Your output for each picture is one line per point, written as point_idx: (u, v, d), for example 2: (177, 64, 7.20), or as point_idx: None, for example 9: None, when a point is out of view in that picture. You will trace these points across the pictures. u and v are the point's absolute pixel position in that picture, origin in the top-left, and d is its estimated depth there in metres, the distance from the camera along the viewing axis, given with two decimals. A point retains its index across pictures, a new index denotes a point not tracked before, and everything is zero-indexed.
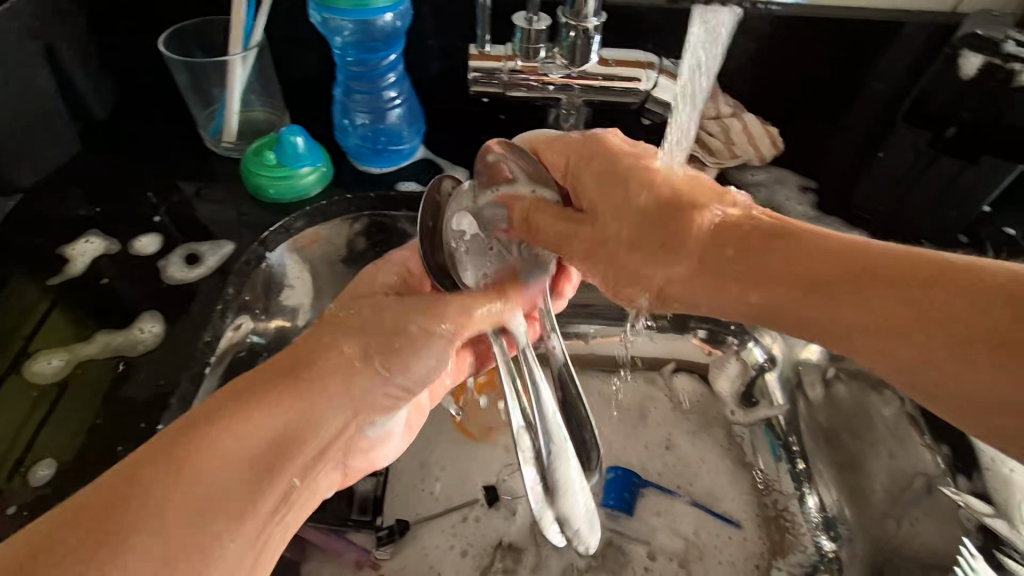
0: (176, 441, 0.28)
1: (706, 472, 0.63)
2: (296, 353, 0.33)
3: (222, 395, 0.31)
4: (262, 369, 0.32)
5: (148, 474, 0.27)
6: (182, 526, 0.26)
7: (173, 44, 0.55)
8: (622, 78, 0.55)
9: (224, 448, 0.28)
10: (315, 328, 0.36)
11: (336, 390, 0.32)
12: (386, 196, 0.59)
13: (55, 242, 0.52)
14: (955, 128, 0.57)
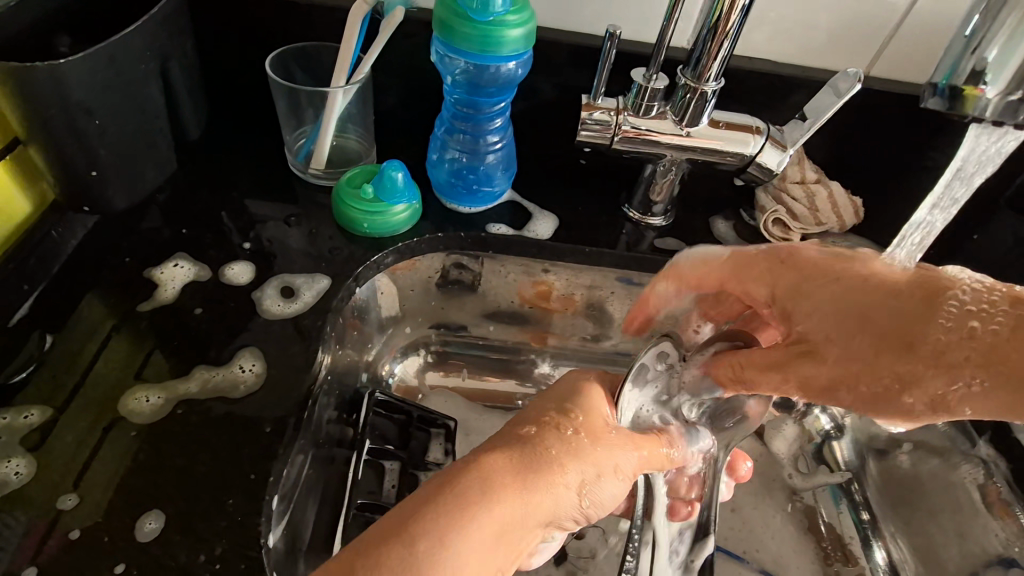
0: (431, 531, 0.29)
1: (771, 539, 0.60)
2: (526, 457, 0.34)
3: (462, 484, 0.31)
4: (499, 461, 0.33)
5: (407, 564, 0.27)
6: None
7: (279, 66, 0.55)
8: (729, 141, 0.55)
9: (473, 549, 0.29)
10: (537, 432, 0.36)
11: (548, 496, 0.33)
12: (477, 235, 0.58)
13: (142, 264, 0.49)
14: None
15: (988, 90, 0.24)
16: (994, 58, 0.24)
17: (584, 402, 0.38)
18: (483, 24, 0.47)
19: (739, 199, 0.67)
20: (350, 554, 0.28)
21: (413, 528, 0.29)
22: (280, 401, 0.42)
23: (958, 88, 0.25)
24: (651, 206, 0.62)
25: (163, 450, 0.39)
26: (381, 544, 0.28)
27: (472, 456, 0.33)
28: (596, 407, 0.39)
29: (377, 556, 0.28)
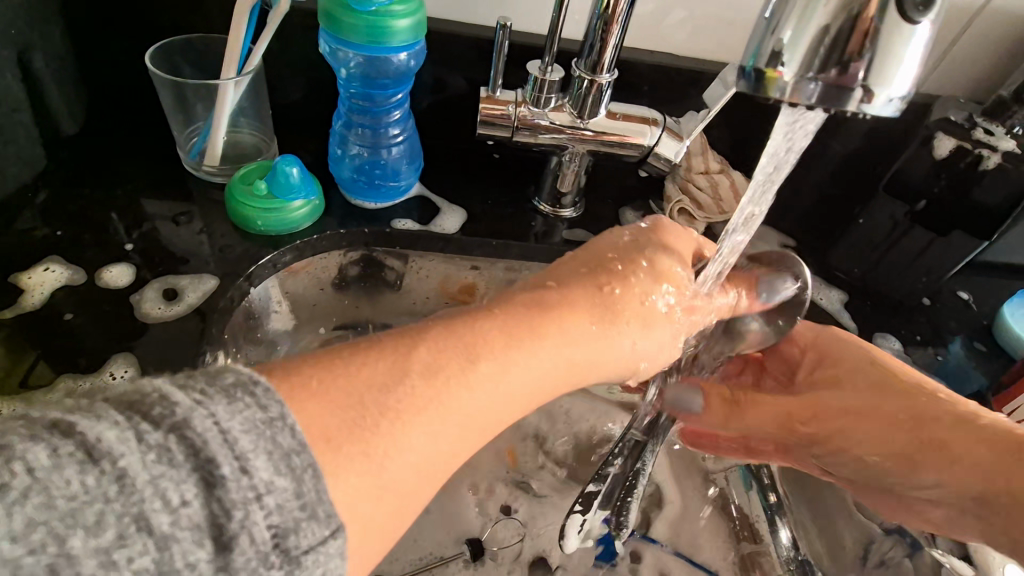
0: (490, 350, 0.32)
1: (684, 518, 0.62)
2: (609, 315, 0.36)
3: (529, 317, 0.34)
4: (583, 316, 0.35)
5: (465, 370, 0.30)
6: (422, 424, 0.28)
7: (160, 58, 0.52)
8: (627, 133, 0.56)
9: (517, 375, 0.32)
10: (623, 289, 0.37)
11: (609, 337, 0.36)
12: (382, 232, 0.56)
13: (8, 268, 0.46)
14: (926, 203, 0.56)
15: (784, 74, 0.22)
16: (787, 33, 0.22)
17: (665, 258, 0.40)
18: (368, 14, 0.46)
19: (647, 190, 0.68)
20: (412, 338, 0.30)
21: (476, 343, 0.31)
22: None
23: (760, 68, 0.23)
24: (560, 198, 0.63)
25: None
26: (447, 341, 0.31)
27: (559, 295, 0.36)
28: (674, 270, 0.40)
29: (443, 352, 0.30)
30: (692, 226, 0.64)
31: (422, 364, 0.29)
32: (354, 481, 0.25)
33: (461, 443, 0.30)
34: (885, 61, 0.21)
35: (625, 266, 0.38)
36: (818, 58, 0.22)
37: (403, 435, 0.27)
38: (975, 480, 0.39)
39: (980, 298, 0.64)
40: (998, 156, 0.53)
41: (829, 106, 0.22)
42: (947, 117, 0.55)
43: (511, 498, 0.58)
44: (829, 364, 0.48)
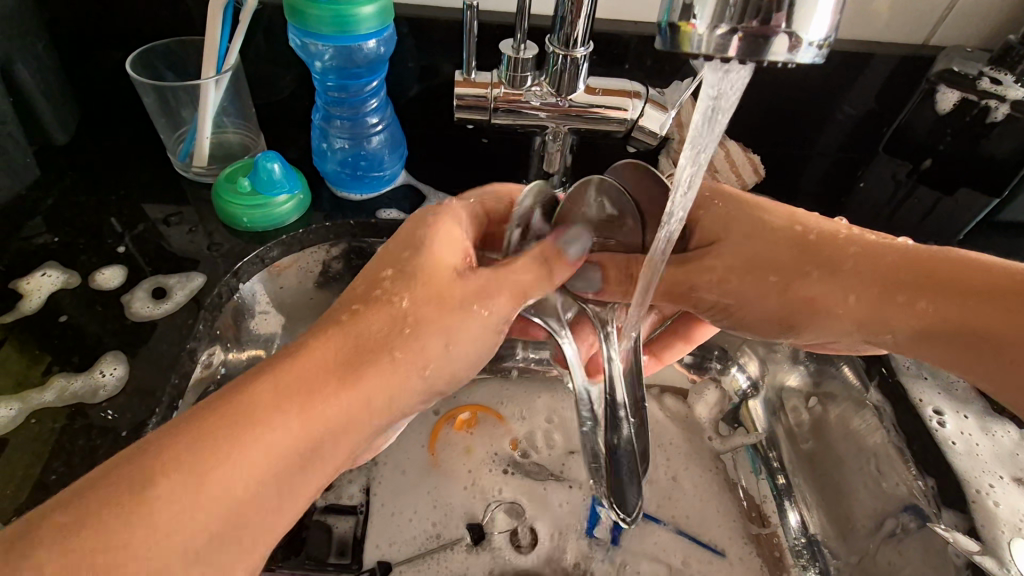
0: (188, 461, 0.28)
1: (697, 500, 0.58)
2: (370, 340, 0.34)
3: (243, 396, 0.30)
4: (321, 363, 0.32)
5: (148, 491, 0.26)
6: (125, 546, 0.25)
7: (140, 64, 0.53)
8: (608, 107, 0.55)
9: (237, 475, 0.28)
10: (366, 311, 0.35)
11: (376, 379, 0.33)
12: (366, 222, 0.57)
13: (8, 275, 0.49)
14: (931, 162, 0.54)
15: (697, 27, 0.22)
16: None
17: (435, 261, 0.37)
18: (330, 4, 0.45)
19: (639, 165, 0.66)
20: (115, 460, 0.27)
21: (177, 447, 0.28)
22: (141, 405, 0.42)
23: (674, 25, 0.22)
24: (548, 179, 0.61)
25: (12, 462, 0.39)
26: (134, 467, 0.27)
27: (284, 354, 0.33)
28: (435, 264, 0.37)
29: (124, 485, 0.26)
30: None
31: (94, 498, 0.26)
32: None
33: (198, 536, 0.27)
34: (803, 4, 0.21)
35: (382, 283, 0.36)
36: (730, 7, 0.21)
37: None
38: (904, 318, 0.38)
39: (1001, 261, 0.61)
40: (1007, 106, 0.49)
41: (749, 58, 0.22)
42: (950, 67, 0.50)
43: (513, 481, 0.58)
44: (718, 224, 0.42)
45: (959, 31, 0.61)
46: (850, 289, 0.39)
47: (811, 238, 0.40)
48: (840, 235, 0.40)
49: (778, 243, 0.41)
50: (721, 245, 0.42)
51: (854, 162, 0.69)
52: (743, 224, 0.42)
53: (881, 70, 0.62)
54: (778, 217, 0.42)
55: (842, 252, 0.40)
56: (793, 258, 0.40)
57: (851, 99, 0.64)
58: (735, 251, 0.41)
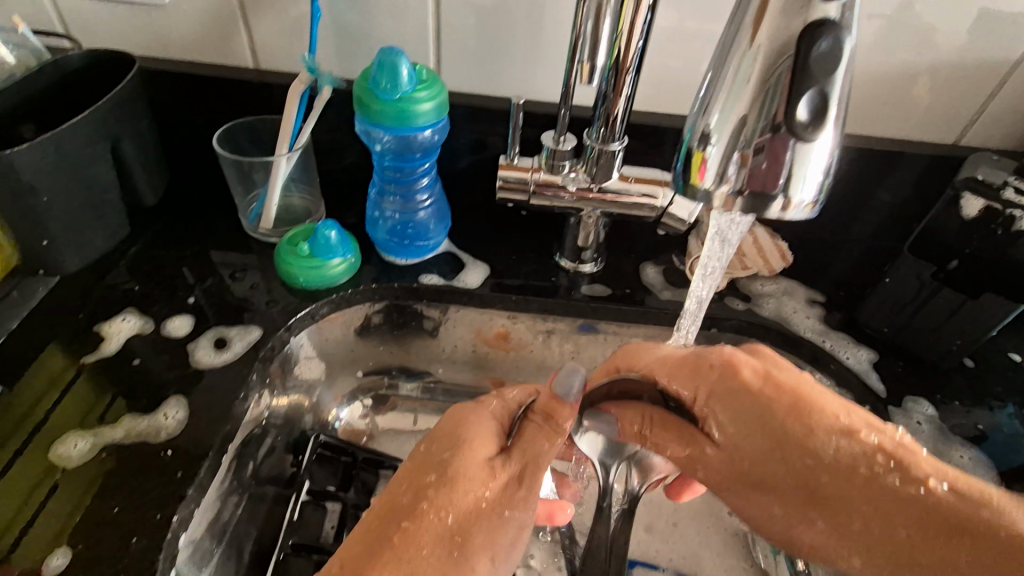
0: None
1: (710, 558, 0.61)
2: (406, 564, 0.39)
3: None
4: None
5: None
6: None
7: (224, 138, 0.61)
8: (639, 194, 0.59)
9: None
10: (414, 523, 0.40)
11: None
12: (409, 285, 0.62)
13: (93, 319, 0.55)
14: (957, 263, 0.55)
15: (708, 157, 0.32)
16: (715, 124, 0.32)
17: (462, 475, 0.42)
18: (393, 103, 0.51)
19: (669, 243, 0.70)
20: None
21: None
22: (195, 448, 0.46)
23: (693, 151, 0.33)
24: (581, 254, 0.65)
25: (80, 493, 0.43)
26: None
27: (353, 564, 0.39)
28: (467, 473, 0.42)
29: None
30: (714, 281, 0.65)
31: None
32: None
33: None
34: (796, 177, 0.30)
35: (415, 494, 0.41)
36: (737, 148, 0.31)
37: None
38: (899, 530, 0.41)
39: None
40: None
41: (753, 194, 0.31)
42: (974, 175, 0.53)
43: None
44: (761, 424, 0.45)
45: (989, 133, 0.64)
46: (854, 505, 0.42)
47: (823, 449, 0.43)
48: (865, 438, 0.43)
49: (786, 447, 0.44)
50: (728, 441, 0.46)
51: (885, 250, 0.70)
52: (752, 432, 0.45)
53: (911, 166, 0.64)
54: (788, 421, 0.44)
55: (848, 479, 0.43)
56: (797, 498, 0.44)
57: (882, 190, 0.66)
58: (737, 467, 0.46)
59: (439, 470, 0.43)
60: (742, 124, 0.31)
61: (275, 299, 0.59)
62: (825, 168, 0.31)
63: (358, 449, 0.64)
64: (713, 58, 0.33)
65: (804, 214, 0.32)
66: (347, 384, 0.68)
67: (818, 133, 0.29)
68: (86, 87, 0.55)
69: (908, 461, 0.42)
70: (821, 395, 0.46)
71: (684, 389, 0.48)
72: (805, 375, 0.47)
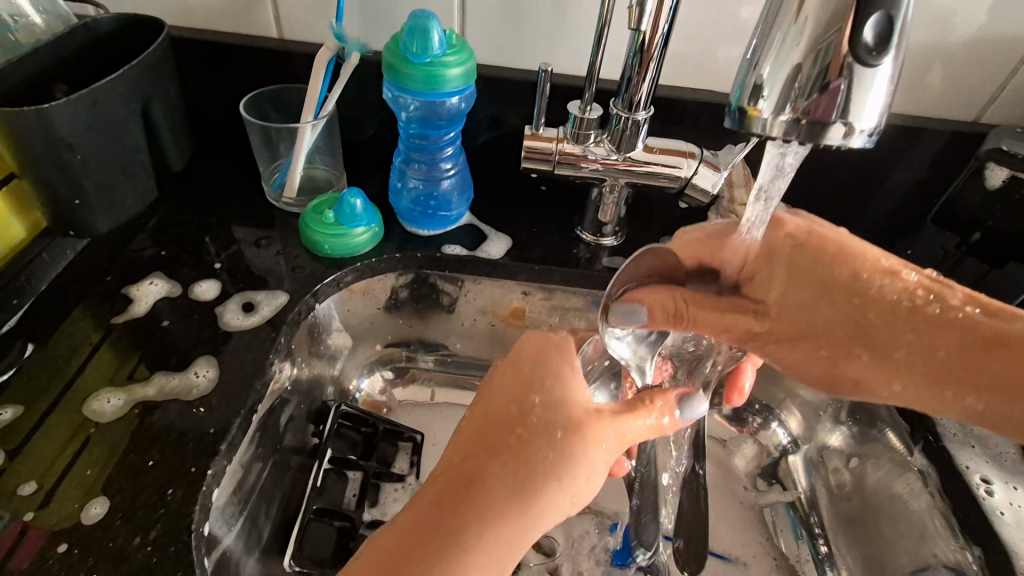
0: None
1: (727, 533, 0.60)
2: (528, 478, 0.37)
3: (443, 518, 0.35)
4: (494, 486, 0.36)
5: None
6: None
7: (250, 106, 0.61)
8: (663, 165, 0.59)
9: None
10: (525, 434, 0.38)
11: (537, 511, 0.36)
12: (433, 255, 0.62)
13: (121, 282, 0.55)
14: (980, 235, 0.57)
15: (762, 111, 0.32)
16: (767, 76, 0.32)
17: (559, 392, 0.39)
18: (423, 65, 0.51)
19: (689, 220, 0.70)
20: None
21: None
22: (228, 405, 0.46)
23: (745, 107, 0.32)
24: (602, 227, 0.66)
25: (116, 445, 0.44)
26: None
27: (463, 470, 0.37)
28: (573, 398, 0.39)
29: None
30: None
31: None
32: None
33: None
34: (854, 112, 0.30)
35: (519, 409, 0.38)
36: (792, 97, 0.31)
37: None
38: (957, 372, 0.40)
39: None
40: None
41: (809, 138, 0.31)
42: (999, 146, 0.53)
43: None
44: (801, 282, 0.40)
45: (1010, 111, 0.64)
46: (901, 345, 0.40)
47: (870, 290, 0.40)
48: (909, 278, 0.41)
49: (832, 292, 0.40)
50: (776, 312, 0.41)
51: (905, 230, 0.71)
52: (798, 285, 0.40)
53: (932, 144, 0.65)
54: (836, 267, 0.40)
55: (894, 313, 0.40)
56: (846, 337, 0.41)
57: (904, 168, 0.67)
58: (785, 323, 0.41)
59: (541, 389, 0.39)
60: (797, 71, 0.31)
61: (300, 266, 0.59)
62: (884, 104, 0.30)
63: (378, 420, 0.64)
64: (758, 25, 0.34)
65: (867, 148, 0.31)
66: (369, 356, 0.69)
67: (882, 57, 0.29)
68: (117, 50, 0.56)
69: (945, 292, 0.41)
70: (861, 243, 0.42)
71: (735, 255, 0.42)
72: (836, 226, 0.42)
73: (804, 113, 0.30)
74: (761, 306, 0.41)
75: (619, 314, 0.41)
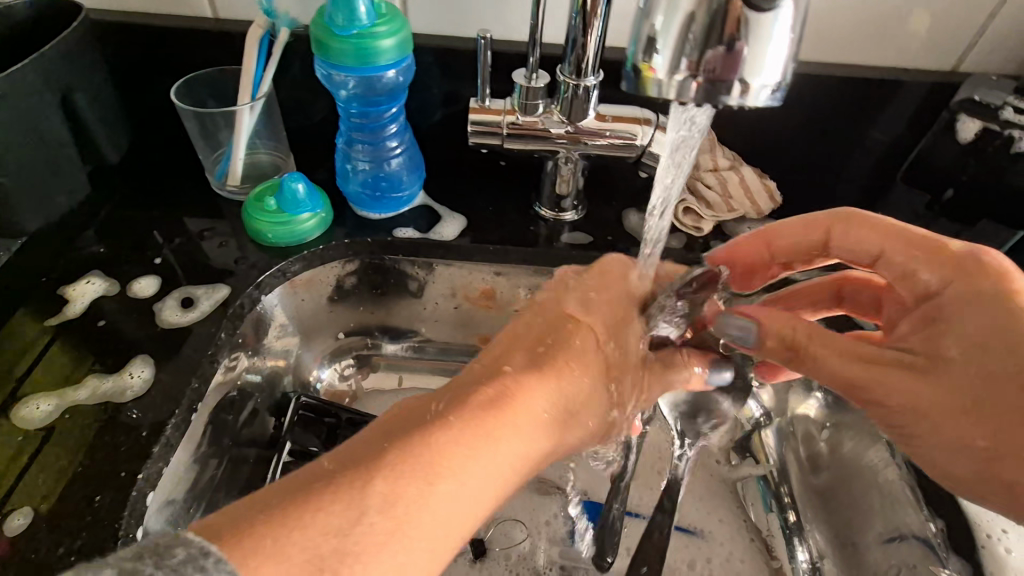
0: (455, 462, 0.31)
1: (697, 507, 0.60)
2: (575, 393, 0.38)
3: (491, 414, 0.34)
4: (550, 390, 0.37)
5: (435, 496, 0.30)
6: (386, 536, 0.28)
7: (182, 91, 0.58)
8: (618, 133, 0.56)
9: (490, 493, 0.33)
10: (587, 353, 0.39)
11: (563, 433, 0.37)
12: (383, 240, 0.60)
13: (57, 282, 0.53)
14: (953, 192, 0.53)
15: (657, 68, 0.30)
16: (661, 28, 0.30)
17: (630, 322, 0.41)
18: (350, 38, 0.48)
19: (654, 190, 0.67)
20: (372, 464, 0.30)
21: (424, 464, 0.31)
22: (163, 405, 0.45)
23: (640, 67, 0.31)
24: (560, 202, 0.63)
25: (47, 451, 0.43)
26: (402, 473, 0.30)
27: (517, 375, 0.36)
28: (634, 320, 0.42)
29: (383, 496, 0.29)
30: (699, 225, 0.62)
31: (380, 495, 0.29)
32: (421, 500, 0.30)
33: (420, 547, 0.29)
34: (752, 63, 0.29)
35: (587, 326, 0.40)
36: (688, 50, 0.29)
37: (413, 512, 0.29)
38: None
39: None
40: None
41: (710, 94, 0.30)
42: (972, 97, 0.50)
43: (521, 500, 0.62)
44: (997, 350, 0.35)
45: (993, 58, 0.60)
46: None
47: None
48: None
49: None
50: (941, 377, 0.36)
51: (879, 190, 0.68)
52: (994, 357, 0.35)
53: (909, 98, 0.61)
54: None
55: None
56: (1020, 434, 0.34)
57: (879, 126, 0.63)
58: (956, 386, 0.36)
59: (616, 310, 0.41)
60: (691, 19, 0.29)
61: (244, 256, 0.57)
62: (786, 51, 0.29)
63: (340, 410, 0.62)
64: None
65: (772, 101, 0.30)
66: (328, 346, 0.67)
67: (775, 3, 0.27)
68: (34, 37, 0.53)
69: None
70: None
71: (931, 275, 0.39)
72: None
73: (699, 68, 0.29)
74: (930, 369, 0.37)
75: (731, 325, 0.41)
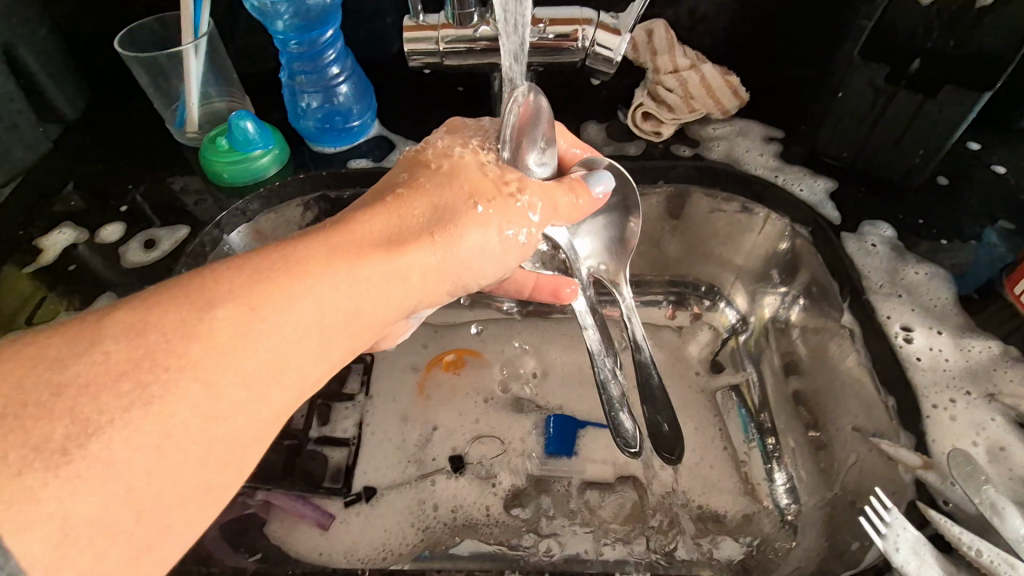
0: (234, 293, 0.28)
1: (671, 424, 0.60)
2: (403, 231, 0.35)
3: (287, 251, 0.31)
4: (368, 230, 0.34)
5: (206, 328, 0.26)
6: (124, 371, 0.23)
7: (127, 41, 0.59)
8: (560, 38, 0.53)
9: (294, 330, 0.29)
10: (414, 193, 0.37)
11: (398, 274, 0.34)
12: (339, 171, 0.59)
13: (31, 234, 0.57)
14: (920, 62, 0.49)
15: None
16: None
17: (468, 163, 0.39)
18: None
19: (615, 100, 0.65)
20: (129, 303, 0.26)
21: (197, 294, 0.27)
22: None
23: None
24: None
25: None
26: (157, 305, 0.26)
27: (327, 224, 0.34)
28: (469, 169, 0.38)
29: (126, 325, 0.25)
30: (658, 129, 0.60)
31: (120, 326, 0.25)
32: (180, 334, 0.25)
33: (179, 388, 0.24)
34: None
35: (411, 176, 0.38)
36: None
37: (171, 351, 0.25)
38: None
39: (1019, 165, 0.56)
40: None
41: None
42: None
43: (498, 419, 0.62)
44: None
45: None
46: None
47: None
48: None
49: None
50: None
51: None
52: None
53: None
54: None
55: None
56: None
57: None
58: None
59: (454, 159, 0.39)
60: None
61: (204, 197, 0.59)
62: None
63: None
64: None
65: None
66: None
67: None
68: None
69: None
70: None
71: None
72: None
73: None
74: None
75: None
